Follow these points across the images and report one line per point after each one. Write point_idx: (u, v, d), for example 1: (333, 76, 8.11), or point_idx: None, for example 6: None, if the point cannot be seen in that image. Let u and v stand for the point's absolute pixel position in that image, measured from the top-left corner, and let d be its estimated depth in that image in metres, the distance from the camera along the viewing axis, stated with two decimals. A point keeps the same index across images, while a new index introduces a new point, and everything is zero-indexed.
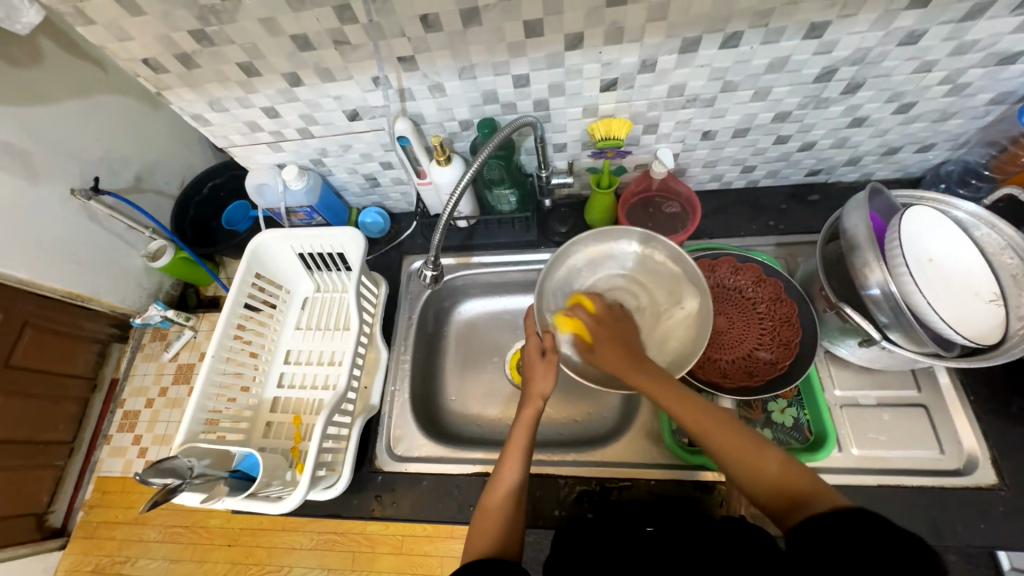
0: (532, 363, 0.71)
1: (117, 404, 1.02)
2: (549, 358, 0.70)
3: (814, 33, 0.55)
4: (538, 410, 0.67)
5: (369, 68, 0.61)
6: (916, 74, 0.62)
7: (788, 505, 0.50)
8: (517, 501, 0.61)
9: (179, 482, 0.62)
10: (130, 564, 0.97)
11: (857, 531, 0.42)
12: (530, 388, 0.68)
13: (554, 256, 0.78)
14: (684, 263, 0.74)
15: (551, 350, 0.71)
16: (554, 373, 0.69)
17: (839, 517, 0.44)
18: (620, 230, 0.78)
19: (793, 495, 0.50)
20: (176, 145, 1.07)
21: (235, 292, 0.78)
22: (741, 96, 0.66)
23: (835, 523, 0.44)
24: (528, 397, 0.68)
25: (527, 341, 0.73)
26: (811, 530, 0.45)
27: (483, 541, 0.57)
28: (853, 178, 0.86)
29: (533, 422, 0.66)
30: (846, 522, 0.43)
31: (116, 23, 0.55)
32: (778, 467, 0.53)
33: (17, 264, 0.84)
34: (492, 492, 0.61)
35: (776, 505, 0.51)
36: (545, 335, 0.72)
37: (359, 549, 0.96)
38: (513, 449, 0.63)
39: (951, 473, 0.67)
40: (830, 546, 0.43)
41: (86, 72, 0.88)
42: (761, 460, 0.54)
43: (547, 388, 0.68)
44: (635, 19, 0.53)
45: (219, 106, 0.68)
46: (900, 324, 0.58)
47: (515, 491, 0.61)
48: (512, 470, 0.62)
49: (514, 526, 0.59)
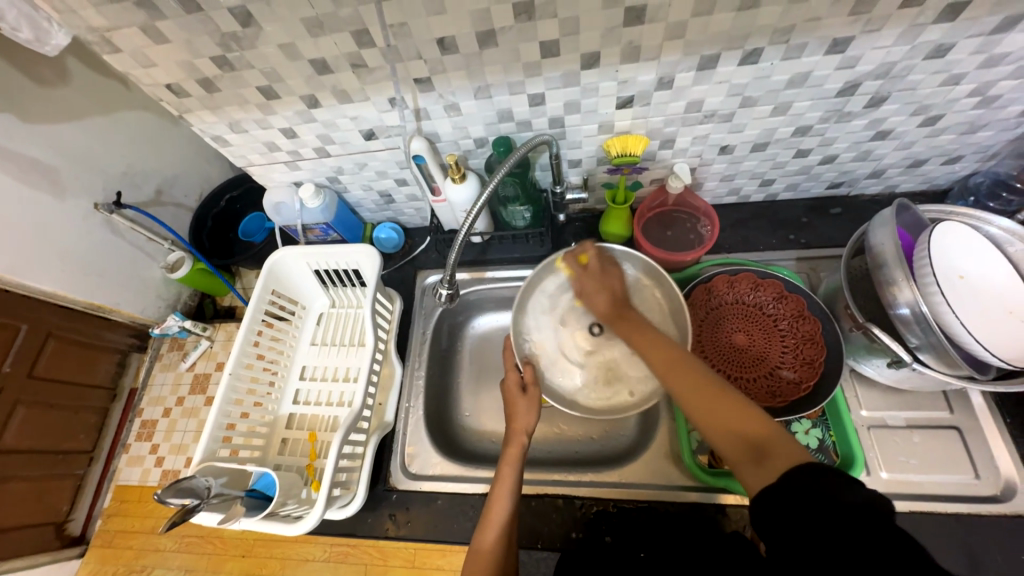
0: (513, 401, 0.72)
1: (136, 413, 1.04)
2: (530, 394, 0.73)
3: (837, 48, 0.54)
4: (523, 446, 0.68)
5: (386, 89, 0.61)
6: (944, 87, 0.60)
7: (745, 455, 0.49)
8: (509, 538, 0.60)
9: (197, 501, 0.62)
10: (147, 573, 0.90)
11: (817, 500, 0.40)
12: (513, 426, 0.70)
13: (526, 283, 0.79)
14: (667, 286, 0.74)
15: (530, 384, 0.73)
16: (536, 408, 0.72)
17: (788, 474, 0.43)
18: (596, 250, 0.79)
19: (751, 442, 0.49)
20: (194, 160, 1.10)
21: (253, 306, 0.79)
22: (760, 111, 0.65)
23: (790, 481, 0.42)
24: (512, 433, 0.69)
25: (506, 376, 0.76)
26: (769, 500, 0.43)
27: (476, 569, 0.57)
28: (877, 191, 0.84)
29: (519, 459, 0.67)
30: (795, 488, 0.42)
31: (141, 51, 0.56)
32: (740, 417, 0.51)
33: (45, 279, 0.86)
34: (483, 530, 0.60)
35: (736, 457, 0.50)
36: (525, 369, 0.74)
37: (372, 561, 0.80)
38: (502, 487, 0.64)
39: (986, 498, 0.64)
40: (791, 515, 0.41)
41: (110, 90, 0.91)
42: (720, 411, 0.53)
43: (530, 422, 0.70)
44: (653, 38, 0.53)
45: (239, 127, 0.69)
46: (932, 346, 0.56)
47: (507, 525, 0.60)
48: (501, 505, 0.62)
49: (505, 559, 0.58)
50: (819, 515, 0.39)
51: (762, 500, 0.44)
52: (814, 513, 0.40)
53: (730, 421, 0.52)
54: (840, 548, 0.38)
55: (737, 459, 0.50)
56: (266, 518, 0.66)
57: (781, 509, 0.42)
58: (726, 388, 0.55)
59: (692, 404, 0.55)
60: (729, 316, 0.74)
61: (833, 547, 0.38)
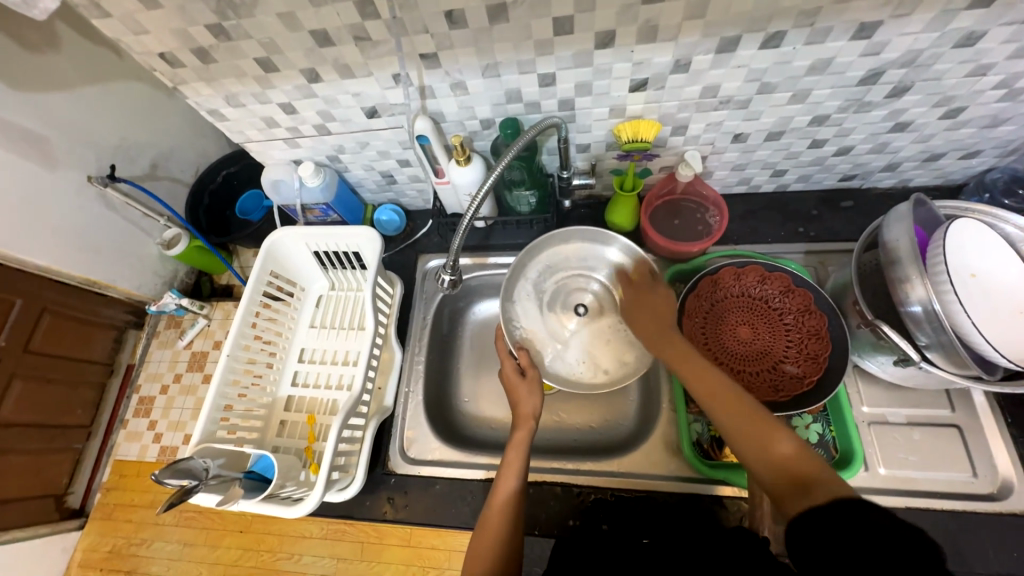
0: (514, 386, 0.73)
1: (133, 390, 1.03)
2: (529, 378, 0.73)
3: (863, 33, 0.52)
4: (531, 431, 0.68)
5: (389, 64, 0.58)
6: (970, 78, 0.58)
7: (789, 489, 0.49)
8: (517, 513, 0.61)
9: (196, 483, 0.63)
10: (146, 547, 0.91)
11: (862, 529, 0.42)
12: (518, 412, 0.70)
13: (510, 269, 0.80)
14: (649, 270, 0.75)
15: (528, 368, 0.74)
16: (538, 392, 0.72)
17: (837, 510, 0.44)
18: (575, 233, 0.80)
19: (796, 477, 0.50)
20: (190, 134, 1.07)
21: (251, 287, 0.78)
22: (778, 99, 0.62)
23: (837, 516, 0.44)
24: (518, 420, 0.69)
25: (503, 365, 0.75)
26: (810, 527, 0.45)
27: (482, 548, 0.57)
28: (890, 184, 0.82)
29: (527, 443, 0.67)
30: (845, 521, 0.43)
31: (132, 16, 0.53)
32: (786, 452, 0.52)
33: (38, 253, 0.84)
34: (490, 512, 0.60)
35: (779, 490, 0.50)
36: (521, 354, 0.75)
37: (367, 539, 0.82)
38: (509, 468, 0.64)
39: (982, 497, 0.65)
40: (836, 546, 0.43)
41: (102, 58, 0.87)
42: (766, 441, 0.53)
43: (535, 407, 0.71)
44: (671, 17, 0.50)
45: (236, 101, 0.66)
46: (941, 346, 0.55)
47: (512, 505, 0.61)
48: (511, 480, 0.63)
49: (508, 536, 0.59)
50: (867, 545, 0.41)
51: (805, 531, 0.45)
52: (862, 543, 0.41)
53: (775, 452, 0.52)
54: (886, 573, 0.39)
55: (778, 492, 0.50)
56: (264, 499, 0.66)
57: (825, 539, 0.43)
58: (772, 417, 0.54)
59: (736, 431, 0.55)
60: (734, 309, 0.73)
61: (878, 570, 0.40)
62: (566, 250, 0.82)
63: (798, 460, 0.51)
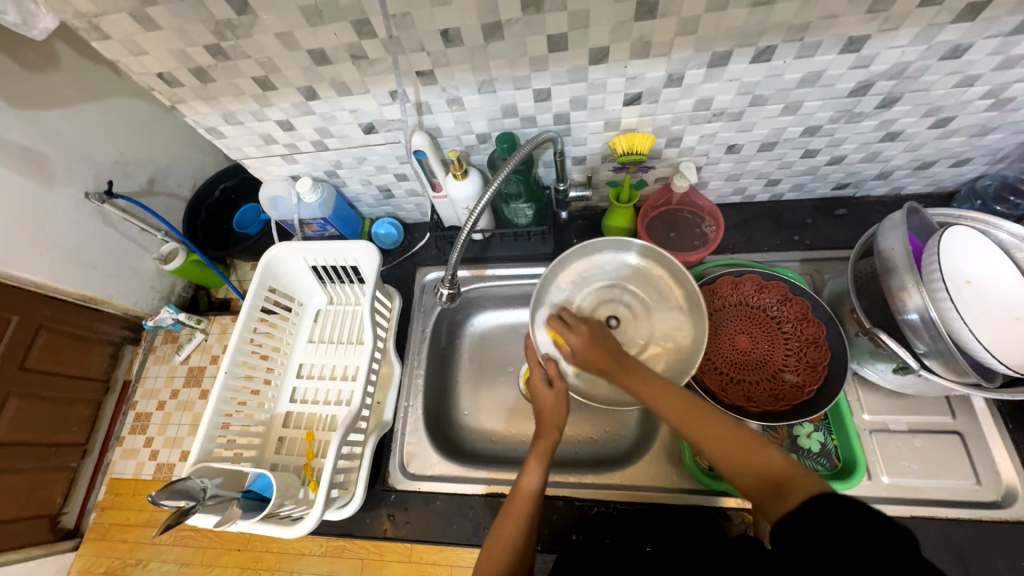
0: (540, 394, 0.72)
1: (129, 407, 1.02)
2: (557, 388, 0.71)
3: (852, 46, 0.53)
4: (554, 441, 0.68)
5: (386, 82, 0.59)
6: (957, 88, 0.59)
7: (766, 490, 0.50)
8: (534, 513, 0.61)
9: (193, 503, 0.62)
10: (141, 568, 0.89)
11: (836, 517, 0.42)
12: (542, 421, 0.70)
13: (540, 279, 0.78)
14: (685, 281, 0.73)
15: (556, 378, 0.72)
16: (565, 401, 0.71)
17: (809, 505, 0.44)
18: (604, 243, 0.78)
19: (768, 476, 0.50)
20: (187, 150, 1.07)
21: (249, 302, 0.78)
22: (770, 110, 0.63)
23: (812, 506, 0.44)
24: (544, 427, 0.69)
25: (531, 370, 0.74)
26: (790, 523, 0.44)
27: (506, 532, 0.59)
28: (883, 192, 0.83)
29: (549, 452, 0.66)
30: (822, 509, 0.43)
31: (131, 38, 0.54)
32: (756, 452, 0.52)
33: (35, 270, 0.84)
34: (505, 521, 0.60)
35: (759, 494, 0.51)
36: (548, 364, 0.73)
37: (367, 555, 0.81)
38: (529, 476, 0.64)
39: (987, 504, 0.64)
40: (817, 537, 0.42)
41: (100, 76, 0.88)
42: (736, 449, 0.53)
43: (560, 416, 0.70)
44: (663, 34, 0.51)
45: (234, 119, 0.67)
46: (940, 353, 0.56)
47: (531, 515, 0.60)
48: (531, 480, 0.63)
49: (524, 545, 0.58)
50: (844, 529, 0.41)
51: (787, 528, 0.44)
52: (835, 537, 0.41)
53: (744, 453, 0.53)
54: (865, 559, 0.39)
55: (758, 495, 0.51)
56: (262, 519, 0.65)
57: (805, 530, 0.43)
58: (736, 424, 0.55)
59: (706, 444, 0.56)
60: (733, 317, 0.73)
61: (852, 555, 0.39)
62: (596, 260, 0.80)
63: (767, 459, 0.51)
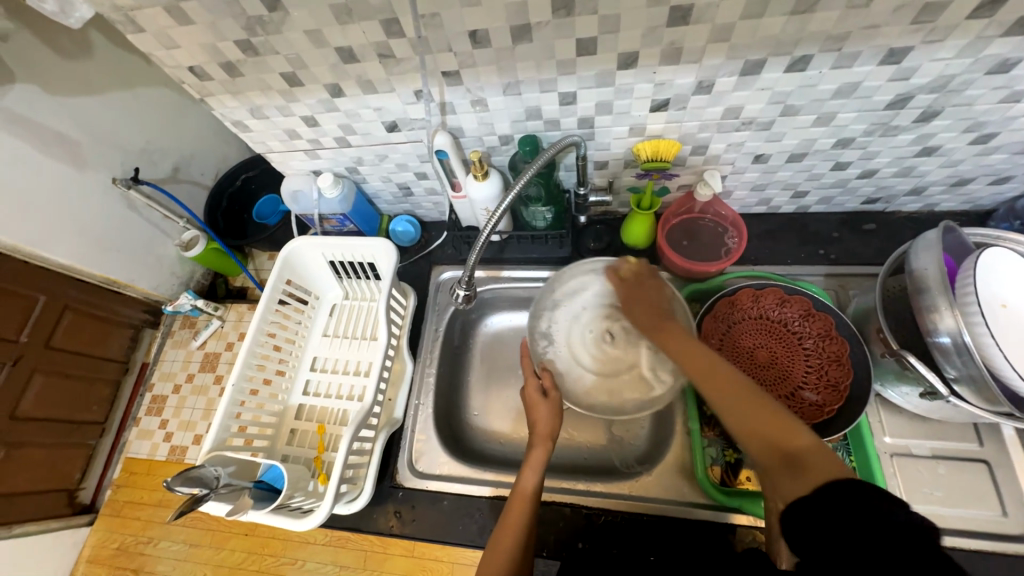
0: (534, 404, 0.71)
1: (146, 388, 1.04)
2: (551, 398, 0.72)
3: (892, 58, 0.51)
4: (547, 450, 0.67)
5: (412, 81, 0.59)
6: (1002, 104, 0.56)
7: (780, 465, 0.48)
8: (530, 512, 0.61)
9: (206, 491, 0.63)
10: (152, 546, 0.91)
11: (850, 506, 0.39)
12: (535, 430, 0.69)
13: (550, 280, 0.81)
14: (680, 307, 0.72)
15: (551, 389, 0.72)
16: (557, 412, 0.71)
17: (826, 486, 0.42)
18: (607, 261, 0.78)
19: (790, 453, 0.48)
20: (212, 140, 1.09)
21: (267, 295, 0.79)
22: (802, 121, 0.62)
23: (825, 488, 0.42)
24: (534, 439, 0.68)
25: (526, 383, 0.74)
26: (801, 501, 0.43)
27: (505, 541, 0.58)
28: (916, 208, 0.80)
29: (541, 464, 0.65)
30: (834, 493, 0.41)
31: (164, 32, 0.54)
32: (779, 428, 0.50)
33: (64, 252, 0.86)
34: (503, 533, 0.59)
35: (772, 467, 0.49)
36: (543, 373, 0.74)
37: (371, 548, 0.82)
38: (522, 488, 0.63)
39: (1012, 538, 0.62)
40: (825, 523, 0.40)
41: (132, 65, 0.90)
42: (762, 421, 0.52)
43: (552, 426, 0.70)
44: (696, 39, 0.50)
45: (260, 113, 0.68)
46: (972, 379, 0.54)
47: (525, 526, 0.60)
48: (529, 479, 0.64)
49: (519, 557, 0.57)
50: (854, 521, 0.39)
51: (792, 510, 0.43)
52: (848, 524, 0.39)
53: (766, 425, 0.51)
54: (866, 548, 0.37)
55: (770, 464, 0.49)
56: (274, 510, 0.65)
57: (814, 504, 0.42)
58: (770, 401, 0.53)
59: (731, 412, 0.54)
60: (753, 331, 0.71)
61: (853, 544, 0.38)
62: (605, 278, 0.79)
63: (795, 441, 0.49)
